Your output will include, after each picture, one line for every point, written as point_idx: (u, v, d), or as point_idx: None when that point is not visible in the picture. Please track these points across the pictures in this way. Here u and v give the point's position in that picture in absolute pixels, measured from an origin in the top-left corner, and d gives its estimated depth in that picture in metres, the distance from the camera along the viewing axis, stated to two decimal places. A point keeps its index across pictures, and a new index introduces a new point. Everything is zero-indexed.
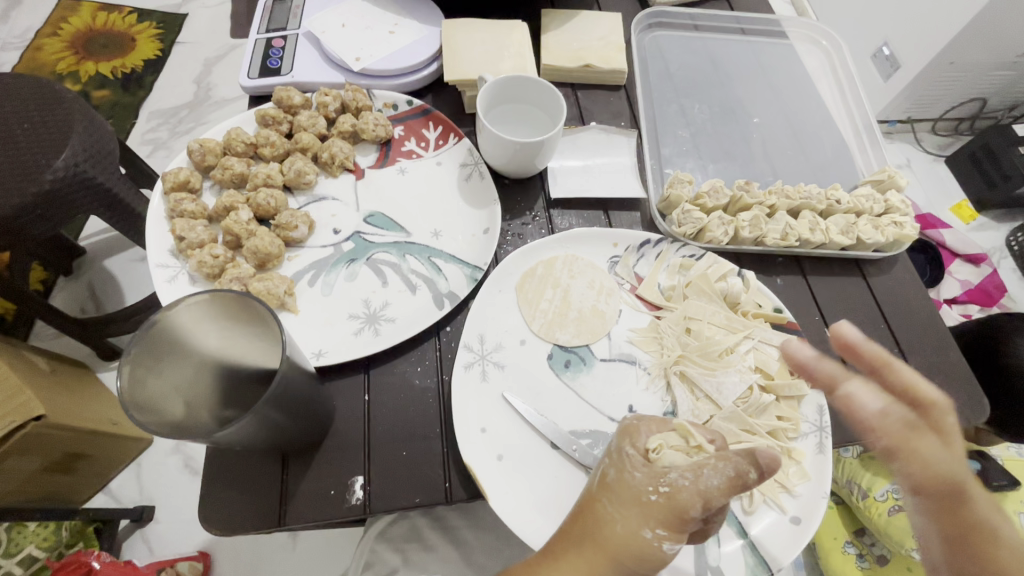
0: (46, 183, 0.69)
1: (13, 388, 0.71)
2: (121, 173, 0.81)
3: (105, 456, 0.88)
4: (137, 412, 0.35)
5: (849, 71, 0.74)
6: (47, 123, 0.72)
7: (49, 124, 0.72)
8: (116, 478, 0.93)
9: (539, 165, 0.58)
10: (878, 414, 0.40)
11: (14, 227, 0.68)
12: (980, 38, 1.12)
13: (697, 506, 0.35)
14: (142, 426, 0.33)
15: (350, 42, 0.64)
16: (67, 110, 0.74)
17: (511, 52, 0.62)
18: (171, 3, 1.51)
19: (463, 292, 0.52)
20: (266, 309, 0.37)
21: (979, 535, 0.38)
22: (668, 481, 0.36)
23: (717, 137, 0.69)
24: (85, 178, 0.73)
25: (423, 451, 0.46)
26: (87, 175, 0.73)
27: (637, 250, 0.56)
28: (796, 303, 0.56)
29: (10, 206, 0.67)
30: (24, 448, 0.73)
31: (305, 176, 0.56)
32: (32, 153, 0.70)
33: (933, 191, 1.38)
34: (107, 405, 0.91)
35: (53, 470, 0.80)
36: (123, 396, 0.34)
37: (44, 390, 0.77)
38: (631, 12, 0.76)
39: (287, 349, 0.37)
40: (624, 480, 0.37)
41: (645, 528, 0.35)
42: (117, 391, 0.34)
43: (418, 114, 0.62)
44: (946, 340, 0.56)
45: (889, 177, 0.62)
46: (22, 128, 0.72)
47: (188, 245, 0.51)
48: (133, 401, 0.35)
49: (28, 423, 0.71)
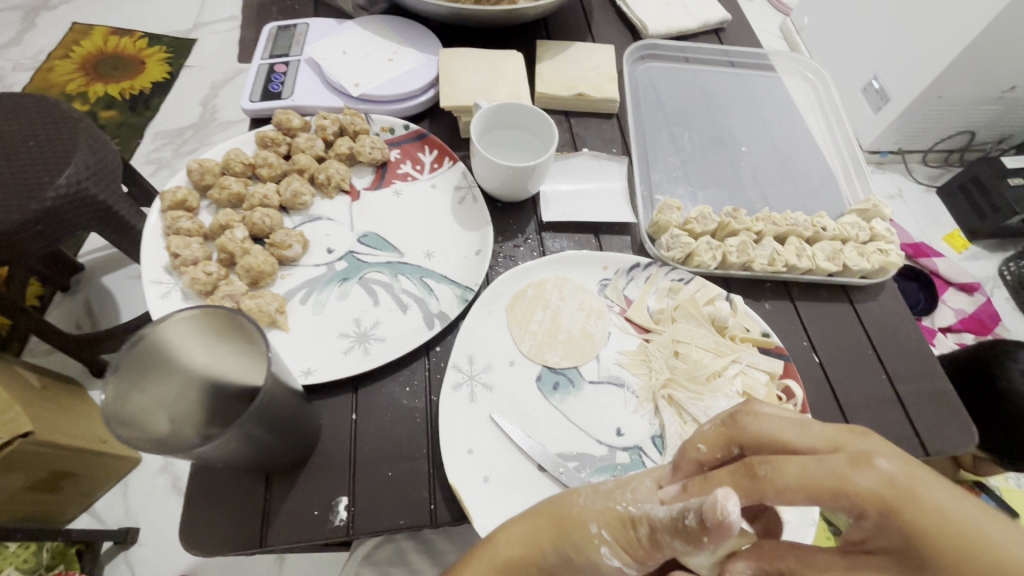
0: (47, 200, 0.70)
1: (2, 404, 0.71)
2: (122, 191, 0.83)
3: (91, 475, 0.87)
4: (120, 427, 0.34)
5: (835, 104, 0.76)
6: (52, 142, 0.74)
7: (53, 143, 0.74)
8: (102, 498, 0.92)
9: (531, 189, 0.59)
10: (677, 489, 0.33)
11: (13, 243, 0.69)
12: (965, 74, 1.16)
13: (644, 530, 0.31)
14: (124, 440, 0.32)
15: (350, 69, 0.66)
16: (73, 129, 0.75)
17: (505, 80, 0.65)
18: (180, 29, 1.56)
19: (453, 312, 0.53)
20: (254, 324, 0.37)
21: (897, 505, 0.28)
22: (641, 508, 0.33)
23: (706, 165, 0.70)
24: (87, 197, 0.74)
25: (409, 471, 0.46)
26: (88, 193, 0.74)
27: (626, 273, 0.57)
28: (784, 327, 0.57)
29: (11, 222, 0.68)
30: (10, 466, 0.71)
31: (301, 197, 0.57)
32: (36, 171, 0.71)
33: (925, 220, 1.40)
34: (96, 421, 0.90)
35: (39, 489, 0.79)
36: (108, 410, 0.34)
37: (34, 407, 0.77)
38: (624, 43, 0.78)
39: (273, 366, 0.37)
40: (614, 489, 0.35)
41: (593, 523, 0.33)
42: (101, 405, 0.34)
43: (414, 138, 0.64)
44: (934, 366, 0.56)
45: (874, 206, 0.63)
46: (27, 146, 0.73)
47: (183, 262, 0.52)
48: (116, 414, 0.34)
49: (16, 440, 0.71)
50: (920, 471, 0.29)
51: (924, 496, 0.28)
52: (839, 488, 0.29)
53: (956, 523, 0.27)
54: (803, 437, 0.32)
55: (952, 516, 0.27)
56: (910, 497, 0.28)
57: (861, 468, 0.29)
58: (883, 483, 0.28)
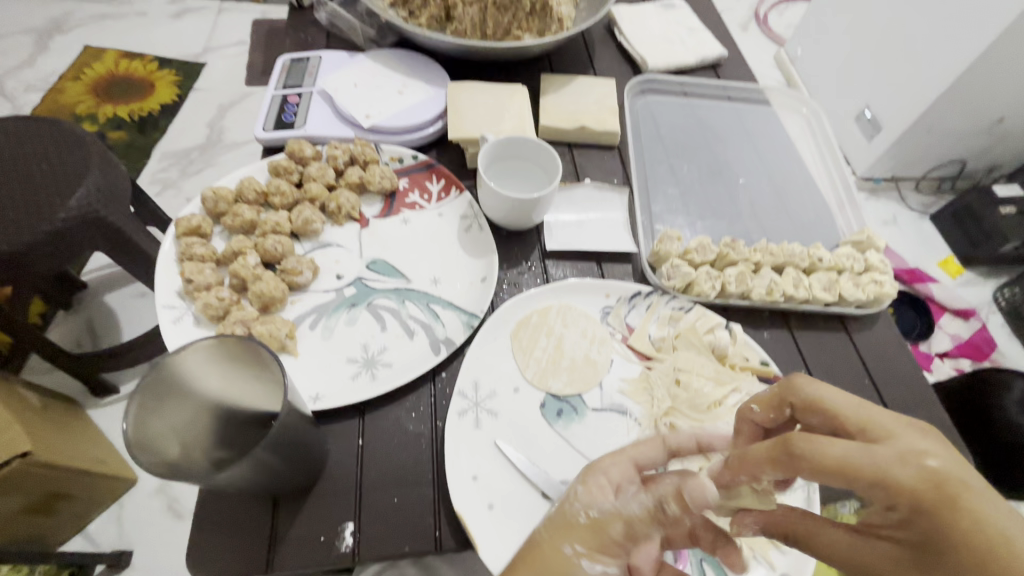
0: (58, 222, 0.71)
1: (4, 423, 0.73)
2: (131, 212, 0.85)
3: (87, 497, 0.87)
4: (140, 453, 0.35)
5: (830, 137, 0.79)
6: (64, 164, 0.76)
7: (66, 165, 0.76)
8: (96, 520, 0.92)
9: (536, 219, 0.60)
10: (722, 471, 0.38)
11: (22, 263, 0.71)
12: (953, 106, 1.20)
13: (618, 528, 0.38)
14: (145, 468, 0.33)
15: (361, 100, 0.68)
16: (86, 152, 0.77)
17: (511, 113, 0.67)
18: (190, 53, 1.60)
19: (460, 338, 0.54)
20: (271, 353, 0.38)
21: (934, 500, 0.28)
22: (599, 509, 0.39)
23: (705, 195, 0.72)
24: (97, 219, 0.76)
25: (414, 497, 0.46)
26: (98, 215, 0.76)
27: (628, 301, 0.58)
28: (783, 356, 0.58)
29: (22, 244, 0.69)
30: (8, 487, 0.71)
31: (312, 225, 0.59)
32: (49, 193, 0.73)
33: (919, 247, 1.43)
34: (94, 443, 0.89)
35: (34, 511, 0.79)
36: (129, 438, 0.35)
37: (34, 428, 0.77)
38: (625, 77, 0.81)
39: (288, 394, 0.38)
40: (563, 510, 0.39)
41: (566, 545, 0.37)
42: (123, 433, 0.35)
43: (422, 168, 0.66)
44: (930, 396, 0.57)
45: (868, 238, 0.65)
46: (40, 169, 0.75)
47: (195, 288, 0.53)
48: (135, 440, 0.35)
49: (14, 460, 0.71)
50: (972, 477, 0.29)
51: (965, 503, 0.28)
52: (876, 477, 0.30)
53: (991, 532, 0.27)
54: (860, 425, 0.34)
55: (990, 525, 0.27)
56: (951, 498, 0.28)
57: (906, 464, 0.30)
58: (923, 480, 0.29)
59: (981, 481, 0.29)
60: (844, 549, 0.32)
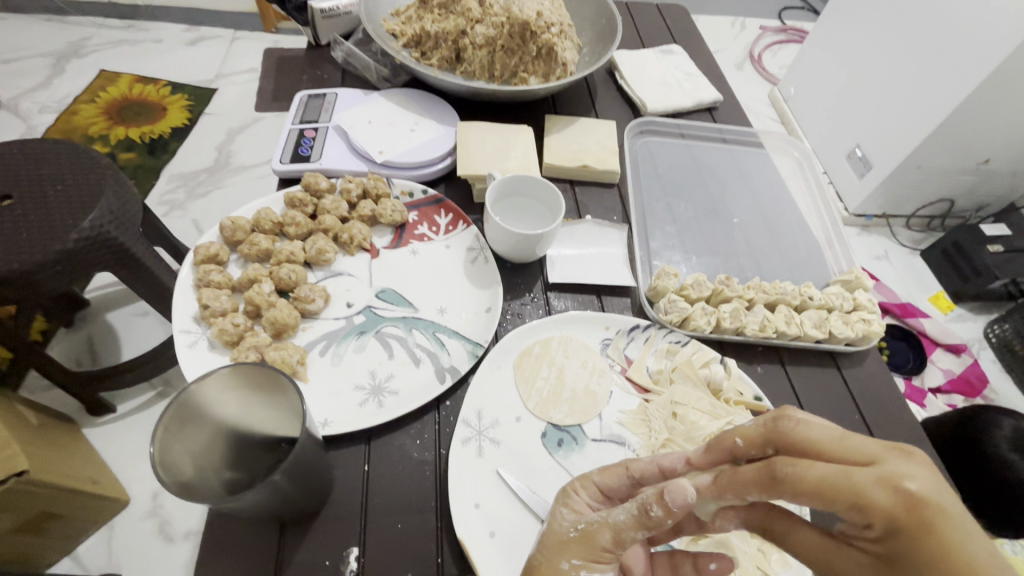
0: (69, 242, 0.71)
1: (2, 441, 0.69)
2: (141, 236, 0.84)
3: (79, 517, 0.86)
4: (163, 475, 0.37)
5: (819, 179, 0.83)
6: (79, 187, 0.77)
7: (80, 188, 0.77)
8: (86, 542, 0.91)
9: (539, 253, 0.63)
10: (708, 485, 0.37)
11: (30, 282, 0.70)
12: (941, 148, 1.24)
13: (607, 536, 0.38)
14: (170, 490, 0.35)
15: (375, 137, 0.72)
16: (101, 176, 0.79)
17: (517, 152, 0.70)
18: (203, 79, 1.65)
19: (464, 367, 0.56)
20: (291, 381, 0.40)
21: (909, 525, 0.28)
22: (585, 520, 0.39)
23: (700, 232, 0.76)
24: (108, 241, 0.76)
25: (418, 523, 0.48)
26: (110, 236, 0.76)
27: (627, 334, 0.60)
28: (776, 390, 0.60)
29: (31, 263, 0.69)
30: (5, 506, 0.70)
31: (325, 254, 0.61)
32: (61, 215, 0.74)
33: (910, 282, 1.47)
34: (88, 463, 0.89)
35: (25, 531, 0.78)
36: (154, 460, 0.36)
37: (31, 446, 0.77)
38: (626, 119, 0.85)
39: (306, 421, 0.40)
40: (552, 527, 0.40)
41: (564, 560, 0.38)
42: (148, 456, 0.36)
43: (432, 202, 0.69)
44: (918, 432, 0.59)
45: (857, 278, 0.68)
46: (55, 191, 0.76)
47: (211, 313, 0.55)
48: (160, 461, 0.37)
49: (11, 479, 0.69)
50: (949, 500, 0.28)
51: (939, 528, 0.28)
52: (851, 498, 0.30)
53: (962, 553, 0.27)
54: (844, 447, 0.33)
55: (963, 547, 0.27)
56: (924, 522, 0.28)
57: (883, 487, 0.29)
58: (898, 504, 0.29)
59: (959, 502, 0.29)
60: (819, 556, 0.34)
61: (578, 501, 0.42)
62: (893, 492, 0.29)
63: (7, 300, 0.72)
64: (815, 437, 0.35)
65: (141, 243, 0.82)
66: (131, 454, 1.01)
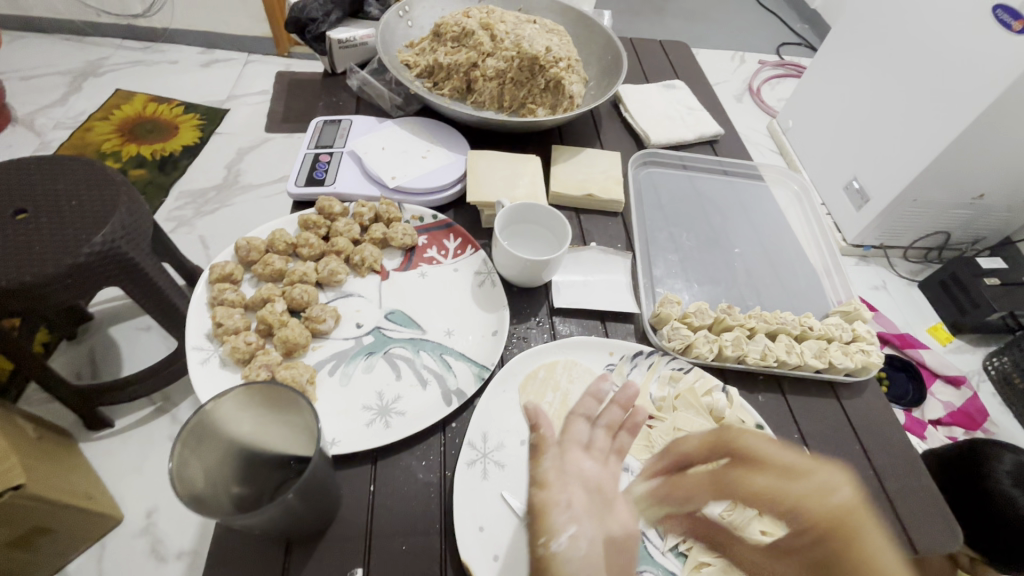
0: (81, 256, 0.72)
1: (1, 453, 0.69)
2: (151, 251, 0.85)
3: (70, 534, 0.85)
4: (182, 491, 0.37)
5: (817, 211, 0.85)
6: (93, 202, 0.78)
7: (95, 203, 0.78)
8: (76, 560, 0.90)
9: (545, 278, 0.65)
10: (660, 484, 0.48)
11: (40, 295, 0.71)
12: (935, 181, 1.28)
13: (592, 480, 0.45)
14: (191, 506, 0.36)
15: (388, 163, 0.74)
16: (115, 191, 0.80)
17: (525, 180, 0.73)
18: (215, 100, 1.70)
19: (470, 390, 0.57)
20: (309, 402, 0.41)
21: (843, 521, 0.34)
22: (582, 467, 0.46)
23: (702, 261, 0.77)
24: (119, 255, 0.77)
25: (423, 545, 0.48)
26: (121, 251, 0.77)
27: (630, 359, 0.61)
28: (777, 419, 0.60)
29: (43, 276, 0.70)
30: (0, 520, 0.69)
31: (337, 275, 0.63)
32: (74, 229, 0.74)
33: (909, 313, 1.48)
34: (84, 478, 0.89)
35: (15, 547, 0.76)
36: (173, 476, 0.37)
37: (29, 459, 0.76)
38: (630, 150, 0.88)
39: (321, 442, 0.41)
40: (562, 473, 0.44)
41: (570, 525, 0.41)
42: (169, 471, 0.37)
43: (441, 227, 0.71)
44: (918, 464, 0.59)
45: (855, 309, 0.69)
46: (69, 205, 0.77)
47: (224, 331, 0.56)
48: (178, 477, 0.38)
49: (5, 493, 0.68)
50: (866, 513, 0.35)
51: (860, 533, 0.33)
52: (793, 504, 0.37)
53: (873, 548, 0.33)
54: (784, 461, 0.40)
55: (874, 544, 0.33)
56: (848, 524, 0.34)
57: (815, 499, 0.36)
58: (834, 509, 0.35)
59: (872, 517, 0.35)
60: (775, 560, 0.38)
61: (573, 459, 0.46)
62: (825, 499, 0.36)
63: (14, 312, 0.72)
64: (756, 449, 0.42)
65: (151, 259, 0.82)
66: (127, 470, 1.00)
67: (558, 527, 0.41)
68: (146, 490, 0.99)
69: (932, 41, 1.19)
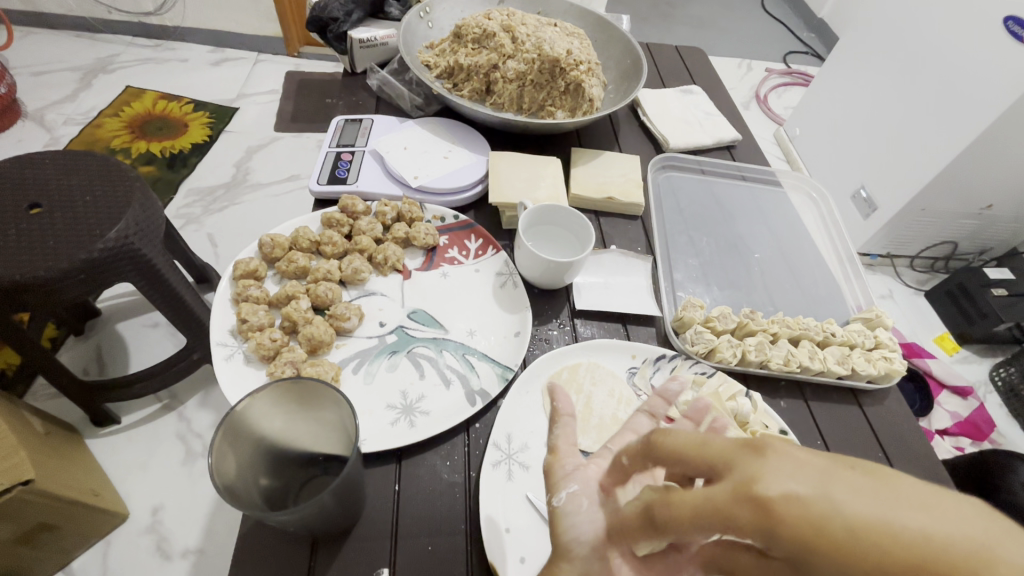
0: (95, 251, 0.72)
1: (9, 448, 0.68)
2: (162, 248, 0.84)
3: (75, 531, 0.84)
4: (223, 487, 0.37)
5: (836, 217, 0.85)
6: (107, 198, 0.78)
7: (108, 199, 0.78)
8: (80, 557, 0.89)
9: (567, 280, 0.64)
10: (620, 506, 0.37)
11: (52, 289, 0.70)
12: (947, 189, 1.27)
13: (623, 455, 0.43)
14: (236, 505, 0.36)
15: (410, 163, 0.74)
16: (129, 187, 0.80)
17: (546, 182, 0.73)
18: (225, 98, 1.70)
19: (494, 390, 0.57)
20: (347, 400, 0.41)
21: (770, 517, 0.23)
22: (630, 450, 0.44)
23: (722, 266, 0.77)
24: (132, 251, 0.76)
25: (448, 546, 0.47)
26: (134, 247, 0.76)
27: (653, 363, 0.61)
28: (799, 425, 0.60)
29: (56, 271, 0.69)
30: (8, 515, 0.68)
31: (360, 274, 0.63)
32: (89, 224, 0.74)
33: (915, 322, 1.48)
34: (90, 475, 0.88)
35: (20, 543, 0.75)
36: (213, 474, 0.37)
37: (37, 454, 0.75)
38: (648, 154, 0.89)
39: (357, 445, 0.41)
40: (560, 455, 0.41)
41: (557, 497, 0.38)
42: (208, 468, 0.37)
43: (463, 227, 0.71)
44: (940, 472, 0.59)
45: (877, 316, 0.69)
46: (84, 201, 0.77)
47: (249, 327, 0.56)
48: (218, 474, 0.38)
49: (15, 487, 0.67)
50: (806, 481, 0.24)
51: (796, 517, 0.23)
52: (718, 516, 0.25)
53: (835, 527, 0.22)
54: (704, 452, 0.28)
55: (834, 523, 0.22)
56: (780, 516, 0.23)
57: (743, 502, 0.24)
58: (757, 515, 0.24)
59: (817, 468, 0.24)
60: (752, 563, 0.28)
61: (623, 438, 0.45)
62: (747, 496, 0.24)
63: (25, 306, 0.71)
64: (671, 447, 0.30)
65: (163, 256, 0.82)
66: (134, 467, 1.00)
67: (561, 484, 0.39)
68: (152, 487, 0.98)
69: (945, 50, 1.19)
